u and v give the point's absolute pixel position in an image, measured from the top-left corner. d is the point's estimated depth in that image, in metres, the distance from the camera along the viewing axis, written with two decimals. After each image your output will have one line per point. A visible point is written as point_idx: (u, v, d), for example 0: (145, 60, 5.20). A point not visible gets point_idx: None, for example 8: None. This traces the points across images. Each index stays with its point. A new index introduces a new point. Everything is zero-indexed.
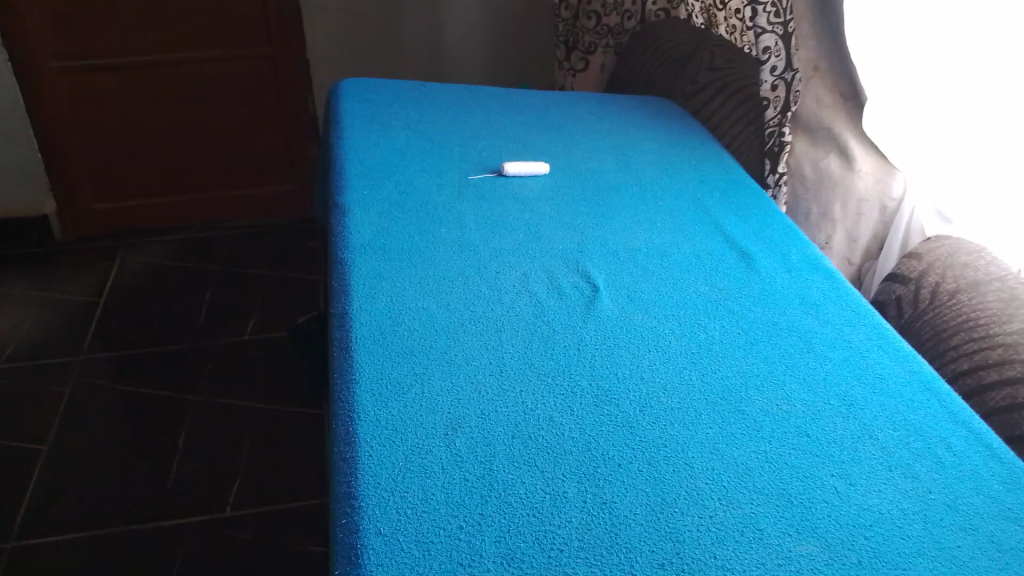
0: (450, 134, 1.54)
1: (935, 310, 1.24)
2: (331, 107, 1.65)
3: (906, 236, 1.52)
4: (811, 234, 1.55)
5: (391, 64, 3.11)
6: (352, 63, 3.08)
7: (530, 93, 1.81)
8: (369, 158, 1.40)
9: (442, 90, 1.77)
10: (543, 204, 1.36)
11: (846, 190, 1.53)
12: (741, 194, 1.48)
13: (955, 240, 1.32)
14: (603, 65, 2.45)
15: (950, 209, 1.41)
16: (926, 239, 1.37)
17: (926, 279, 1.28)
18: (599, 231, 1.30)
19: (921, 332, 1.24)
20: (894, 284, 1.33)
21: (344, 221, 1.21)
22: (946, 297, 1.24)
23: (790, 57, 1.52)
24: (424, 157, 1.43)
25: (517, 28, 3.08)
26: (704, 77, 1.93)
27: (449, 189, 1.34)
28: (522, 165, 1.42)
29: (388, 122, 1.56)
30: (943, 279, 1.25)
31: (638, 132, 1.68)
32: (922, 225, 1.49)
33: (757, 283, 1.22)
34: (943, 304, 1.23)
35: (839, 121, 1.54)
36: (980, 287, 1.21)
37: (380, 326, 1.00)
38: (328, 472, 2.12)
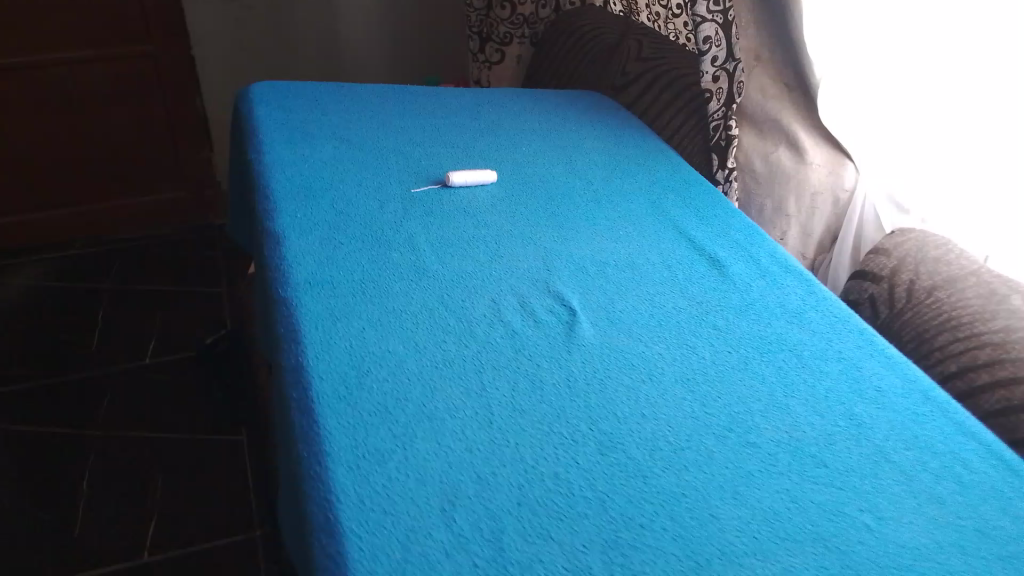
0: (382, 141, 1.40)
1: (914, 309, 1.19)
2: (241, 115, 1.47)
3: (861, 228, 1.48)
4: (767, 231, 1.47)
5: (286, 58, 2.91)
6: (244, 59, 2.86)
7: (458, 90, 1.68)
8: (297, 175, 1.24)
9: (364, 90, 1.62)
10: (496, 217, 1.24)
11: (801, 185, 1.46)
12: (696, 191, 1.41)
13: (922, 233, 1.28)
14: (518, 57, 2.34)
15: (908, 198, 1.38)
16: (891, 233, 1.32)
17: (899, 277, 1.23)
18: (563, 246, 1.19)
19: (902, 333, 1.19)
20: (864, 282, 1.28)
21: (281, 251, 1.06)
22: (924, 295, 1.19)
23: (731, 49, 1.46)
24: (358, 170, 1.29)
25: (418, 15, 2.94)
26: (634, 68, 1.84)
27: (391, 206, 1.21)
28: (466, 175, 1.30)
29: (311, 129, 1.40)
30: (918, 276, 1.21)
31: (579, 130, 1.58)
32: (876, 215, 1.46)
33: (735, 292, 1.14)
34: (921, 303, 1.18)
35: (785, 112, 1.49)
36: (957, 283, 1.17)
37: (344, 379, 0.86)
38: (260, 502, 1.96)
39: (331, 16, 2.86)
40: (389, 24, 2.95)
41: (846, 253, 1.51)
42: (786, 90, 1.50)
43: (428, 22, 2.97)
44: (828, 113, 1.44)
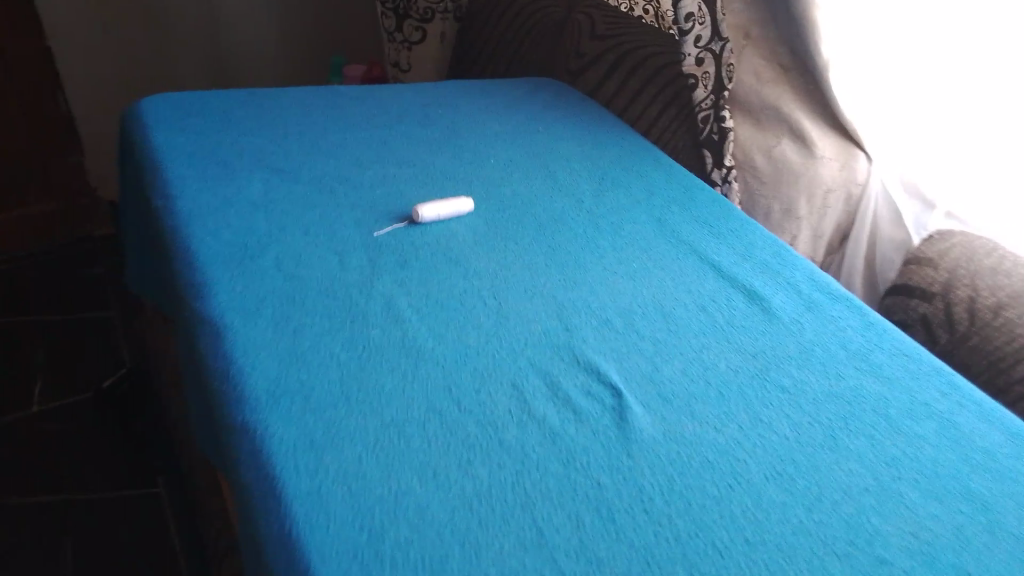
0: (322, 168, 1.12)
1: (979, 333, 1.02)
2: (133, 141, 1.15)
3: (875, 226, 1.30)
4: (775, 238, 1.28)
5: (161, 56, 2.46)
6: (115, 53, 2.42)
7: (395, 88, 1.41)
8: (224, 227, 0.96)
9: (283, 93, 1.33)
10: (484, 262, 0.99)
11: (807, 193, 1.26)
12: (698, 199, 1.20)
13: (965, 236, 1.11)
14: (442, 33, 2.05)
15: (933, 192, 1.20)
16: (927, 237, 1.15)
17: (954, 294, 1.07)
18: (573, 294, 0.95)
19: (969, 361, 1.02)
20: (911, 298, 1.11)
21: (226, 350, 0.78)
22: (989, 315, 1.03)
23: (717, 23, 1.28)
24: (301, 211, 1.02)
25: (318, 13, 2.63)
26: (589, 48, 1.60)
27: (352, 264, 0.94)
28: (436, 208, 1.05)
29: (230, 157, 1.11)
30: (979, 293, 1.04)
31: (547, 130, 1.34)
32: (892, 211, 1.27)
33: (789, 337, 0.95)
34: (988, 326, 1.02)
35: (784, 98, 1.28)
36: None
37: (356, 551, 0.61)
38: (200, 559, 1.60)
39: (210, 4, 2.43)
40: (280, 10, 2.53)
41: (860, 258, 1.32)
42: (783, 71, 1.30)
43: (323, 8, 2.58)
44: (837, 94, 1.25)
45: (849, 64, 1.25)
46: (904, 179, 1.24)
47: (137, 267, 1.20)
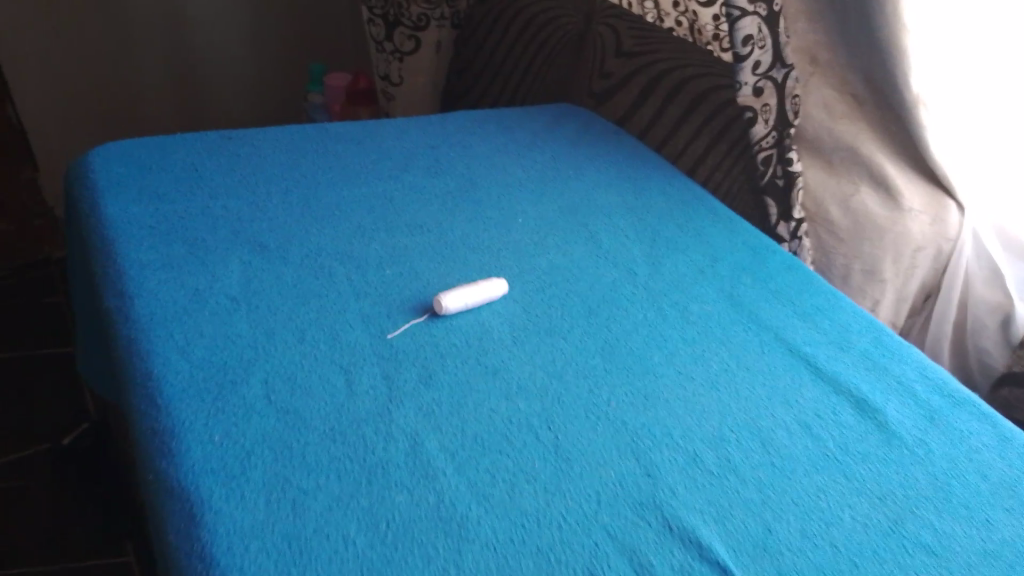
0: (316, 241, 0.90)
1: None
2: (79, 210, 0.92)
3: (966, 287, 1.09)
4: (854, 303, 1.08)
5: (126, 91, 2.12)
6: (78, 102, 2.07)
7: (397, 123, 1.19)
8: (195, 339, 0.74)
9: (265, 135, 1.10)
10: (534, 369, 0.78)
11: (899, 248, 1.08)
12: (771, 265, 0.99)
13: None
14: (438, 43, 1.80)
15: None
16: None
17: None
18: (648, 416, 0.74)
19: None
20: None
21: (203, 547, 0.57)
22: None
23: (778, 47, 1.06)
24: (294, 308, 0.80)
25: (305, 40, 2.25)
26: (615, 68, 1.38)
27: (361, 388, 0.72)
28: (463, 297, 0.83)
29: (201, 230, 0.89)
30: None
31: (580, 174, 1.13)
32: (988, 271, 1.06)
33: (918, 466, 0.75)
34: None
35: (863, 139, 1.09)
36: None
37: None
38: None
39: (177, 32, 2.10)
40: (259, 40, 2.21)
41: (949, 321, 1.11)
42: (857, 103, 1.10)
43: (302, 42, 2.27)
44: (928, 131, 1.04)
45: (941, 99, 1.03)
46: (1006, 236, 1.02)
47: (85, 356, 0.96)
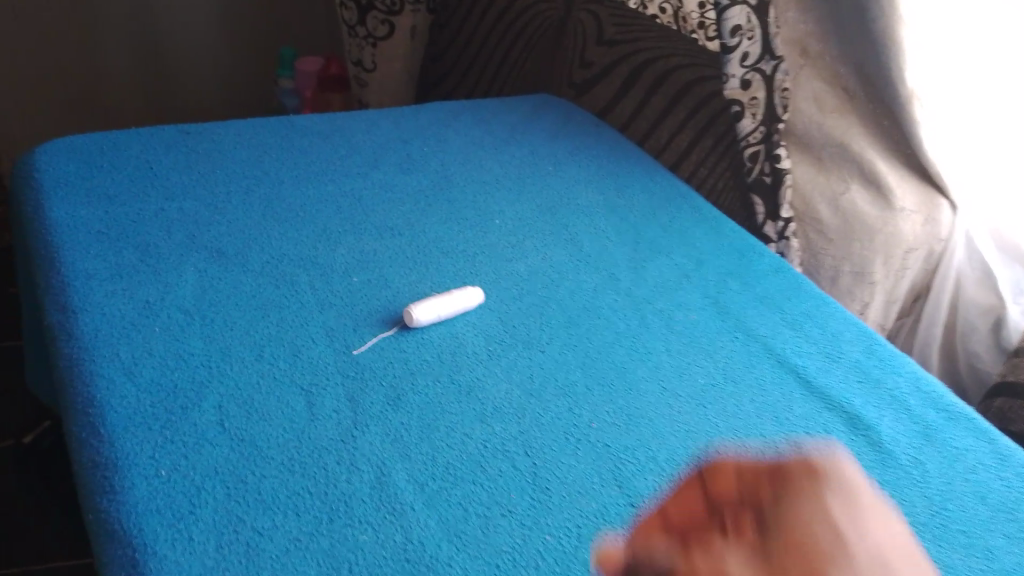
0: (279, 246, 0.85)
1: None
2: (22, 213, 0.86)
3: (958, 292, 1.05)
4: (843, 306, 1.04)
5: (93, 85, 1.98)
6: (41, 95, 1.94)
7: (368, 115, 1.13)
8: (144, 359, 0.69)
9: (226, 129, 1.04)
10: (510, 386, 0.73)
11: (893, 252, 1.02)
12: (759, 269, 0.94)
13: None
14: (414, 28, 1.74)
15: None
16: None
17: None
18: (631, 438, 0.70)
19: None
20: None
21: None
22: None
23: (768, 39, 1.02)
24: (254, 323, 0.74)
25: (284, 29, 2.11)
26: (597, 57, 1.33)
27: (323, 412, 0.67)
28: (435, 309, 0.78)
29: (155, 236, 0.83)
30: None
31: (559, 170, 1.08)
32: (981, 275, 1.02)
33: (915, 490, 0.71)
34: None
35: (853, 136, 1.04)
36: None
37: None
38: None
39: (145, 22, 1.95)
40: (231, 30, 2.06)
41: (939, 326, 1.07)
42: (847, 96, 1.05)
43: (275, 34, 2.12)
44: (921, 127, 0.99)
45: (938, 94, 0.99)
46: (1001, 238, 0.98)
47: (30, 366, 0.90)
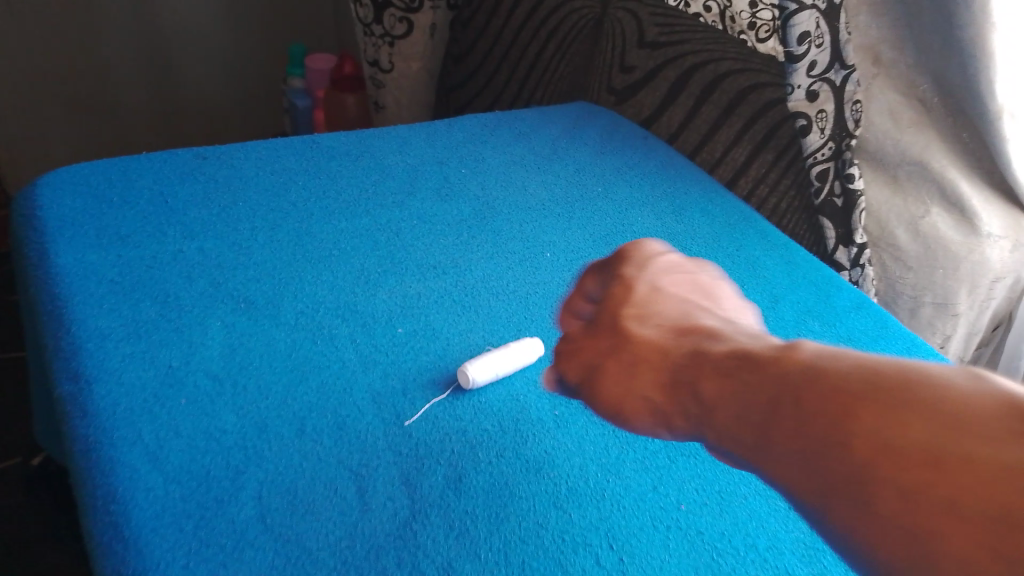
0: (313, 293, 0.76)
1: None
2: (25, 259, 0.77)
3: None
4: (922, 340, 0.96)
5: (93, 88, 1.87)
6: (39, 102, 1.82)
7: (397, 132, 1.04)
8: (170, 440, 0.60)
9: (245, 153, 0.95)
10: (584, 457, 0.64)
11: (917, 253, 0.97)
12: (840, 305, 0.86)
13: None
14: (432, 26, 1.64)
15: None
16: None
17: None
18: (727, 523, 0.61)
19: None
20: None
21: None
22: None
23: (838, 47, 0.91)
24: (291, 390, 0.66)
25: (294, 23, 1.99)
26: (638, 60, 1.23)
27: (377, 501, 0.58)
28: (491, 369, 0.69)
29: (175, 286, 0.74)
30: None
31: (609, 191, 0.99)
32: None
33: None
34: None
35: (932, 152, 0.95)
36: None
37: None
38: None
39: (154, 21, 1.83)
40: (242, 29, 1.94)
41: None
42: (925, 109, 0.96)
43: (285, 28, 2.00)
44: (1010, 148, 0.90)
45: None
46: None
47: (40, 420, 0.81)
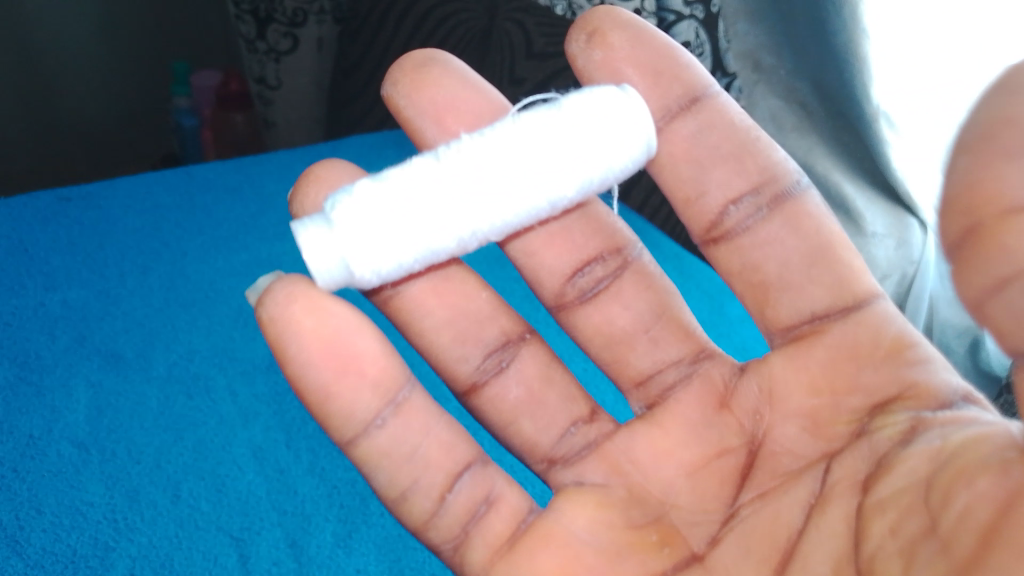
0: (187, 344, 0.81)
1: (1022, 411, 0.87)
2: None
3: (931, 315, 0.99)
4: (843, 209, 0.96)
5: None
6: None
7: (276, 170, 1.07)
8: (31, 519, 0.64)
9: (113, 203, 0.97)
10: (536, 465, 0.63)
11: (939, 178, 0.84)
12: (731, 315, 0.92)
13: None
14: (319, 39, 1.58)
15: None
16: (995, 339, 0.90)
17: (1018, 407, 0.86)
18: None
19: None
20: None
21: None
22: None
23: None
24: (163, 449, 0.71)
25: (175, 43, 1.89)
26: (526, 72, 1.22)
27: (260, 568, 0.63)
28: (321, 250, 0.53)
29: (45, 348, 0.78)
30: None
31: None
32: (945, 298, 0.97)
33: None
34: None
35: (816, 153, 0.98)
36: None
37: None
38: None
39: (36, 73, 1.71)
40: (121, 62, 1.83)
41: None
42: (806, 112, 0.98)
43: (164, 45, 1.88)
44: (892, 149, 0.89)
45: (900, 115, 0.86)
46: None
47: None
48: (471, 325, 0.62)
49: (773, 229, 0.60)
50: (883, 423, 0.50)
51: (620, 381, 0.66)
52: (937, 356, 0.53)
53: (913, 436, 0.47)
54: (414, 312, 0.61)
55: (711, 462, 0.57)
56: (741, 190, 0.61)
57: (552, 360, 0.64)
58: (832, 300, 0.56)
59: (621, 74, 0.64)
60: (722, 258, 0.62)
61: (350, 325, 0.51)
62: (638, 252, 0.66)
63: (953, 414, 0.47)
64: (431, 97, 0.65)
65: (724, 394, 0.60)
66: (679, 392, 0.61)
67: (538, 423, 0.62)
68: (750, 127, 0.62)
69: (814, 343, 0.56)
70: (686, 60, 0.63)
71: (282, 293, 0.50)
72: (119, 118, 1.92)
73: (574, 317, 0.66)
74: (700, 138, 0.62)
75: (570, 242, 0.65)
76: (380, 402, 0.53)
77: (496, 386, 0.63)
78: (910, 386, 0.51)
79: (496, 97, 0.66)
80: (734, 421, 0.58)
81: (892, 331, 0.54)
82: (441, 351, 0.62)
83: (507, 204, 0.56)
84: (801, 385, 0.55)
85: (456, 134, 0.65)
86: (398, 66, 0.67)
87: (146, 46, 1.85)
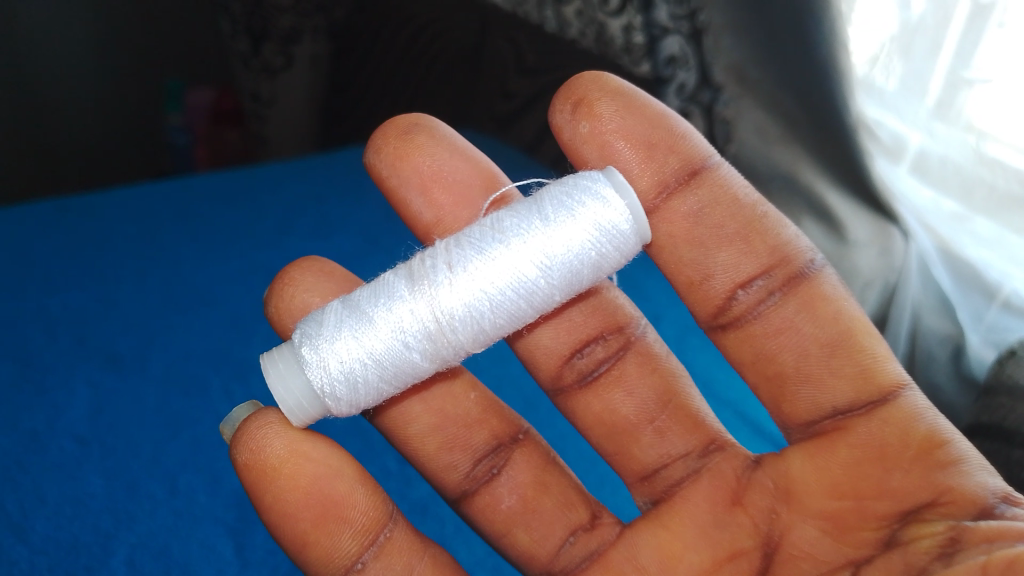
0: (185, 346, 0.82)
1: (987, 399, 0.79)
2: None
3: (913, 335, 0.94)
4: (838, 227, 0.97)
5: None
6: None
7: (269, 189, 1.11)
8: (36, 508, 0.65)
9: (115, 219, 1.01)
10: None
11: (1014, 202, 0.79)
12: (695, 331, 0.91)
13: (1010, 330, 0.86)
14: (314, 56, 1.61)
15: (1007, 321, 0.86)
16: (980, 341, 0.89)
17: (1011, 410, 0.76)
18: None
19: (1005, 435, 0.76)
20: (1011, 452, 0.73)
21: None
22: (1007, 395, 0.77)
23: (703, 72, 0.98)
24: (161, 442, 0.72)
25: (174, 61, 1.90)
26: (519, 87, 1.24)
27: (254, 556, 0.63)
28: (291, 394, 0.49)
29: (43, 349, 0.80)
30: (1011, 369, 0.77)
31: None
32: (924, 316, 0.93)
33: None
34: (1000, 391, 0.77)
35: (800, 163, 0.99)
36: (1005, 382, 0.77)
37: None
38: None
39: (36, 82, 1.72)
40: (117, 76, 1.84)
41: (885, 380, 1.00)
42: (787, 124, 0.99)
43: (161, 62, 1.89)
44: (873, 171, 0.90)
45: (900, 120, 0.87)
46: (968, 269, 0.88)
47: None
48: (457, 429, 0.56)
49: (787, 314, 0.53)
50: (919, 533, 0.45)
51: (625, 472, 0.59)
52: (974, 454, 0.47)
53: (952, 551, 0.42)
54: (398, 417, 0.56)
55: (724, 566, 0.51)
56: (749, 275, 0.55)
57: (549, 462, 0.57)
58: (855, 394, 0.51)
59: (613, 148, 0.56)
60: (733, 347, 0.56)
61: (331, 471, 0.48)
62: (643, 329, 0.60)
63: (997, 523, 0.42)
64: (416, 167, 0.59)
65: (736, 490, 0.53)
66: (688, 489, 0.55)
67: (534, 533, 0.56)
68: (756, 201, 0.56)
69: (837, 440, 0.50)
70: (681, 130, 0.56)
71: (254, 438, 0.47)
72: (112, 133, 1.92)
73: (573, 402, 0.59)
74: (702, 218, 0.55)
75: (569, 322, 0.59)
76: (360, 545, 0.48)
77: (486, 495, 0.56)
78: (943, 491, 0.46)
79: (487, 166, 0.60)
80: (748, 521, 0.52)
81: (922, 428, 0.49)
82: (427, 458, 0.56)
83: (474, 304, 0.49)
84: (821, 488, 0.49)
85: (444, 208, 0.59)
86: (380, 128, 0.61)
87: (145, 62, 1.86)
